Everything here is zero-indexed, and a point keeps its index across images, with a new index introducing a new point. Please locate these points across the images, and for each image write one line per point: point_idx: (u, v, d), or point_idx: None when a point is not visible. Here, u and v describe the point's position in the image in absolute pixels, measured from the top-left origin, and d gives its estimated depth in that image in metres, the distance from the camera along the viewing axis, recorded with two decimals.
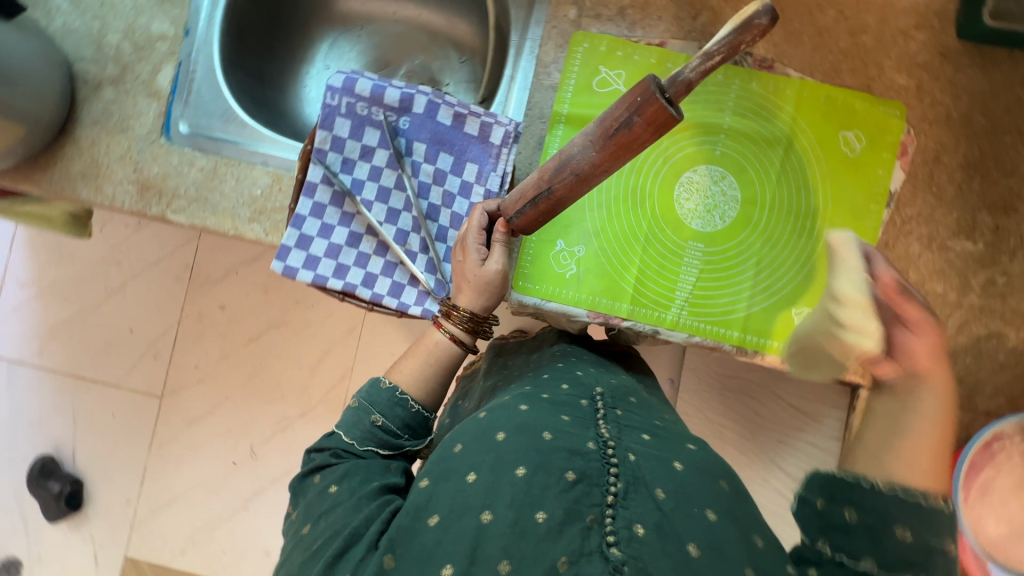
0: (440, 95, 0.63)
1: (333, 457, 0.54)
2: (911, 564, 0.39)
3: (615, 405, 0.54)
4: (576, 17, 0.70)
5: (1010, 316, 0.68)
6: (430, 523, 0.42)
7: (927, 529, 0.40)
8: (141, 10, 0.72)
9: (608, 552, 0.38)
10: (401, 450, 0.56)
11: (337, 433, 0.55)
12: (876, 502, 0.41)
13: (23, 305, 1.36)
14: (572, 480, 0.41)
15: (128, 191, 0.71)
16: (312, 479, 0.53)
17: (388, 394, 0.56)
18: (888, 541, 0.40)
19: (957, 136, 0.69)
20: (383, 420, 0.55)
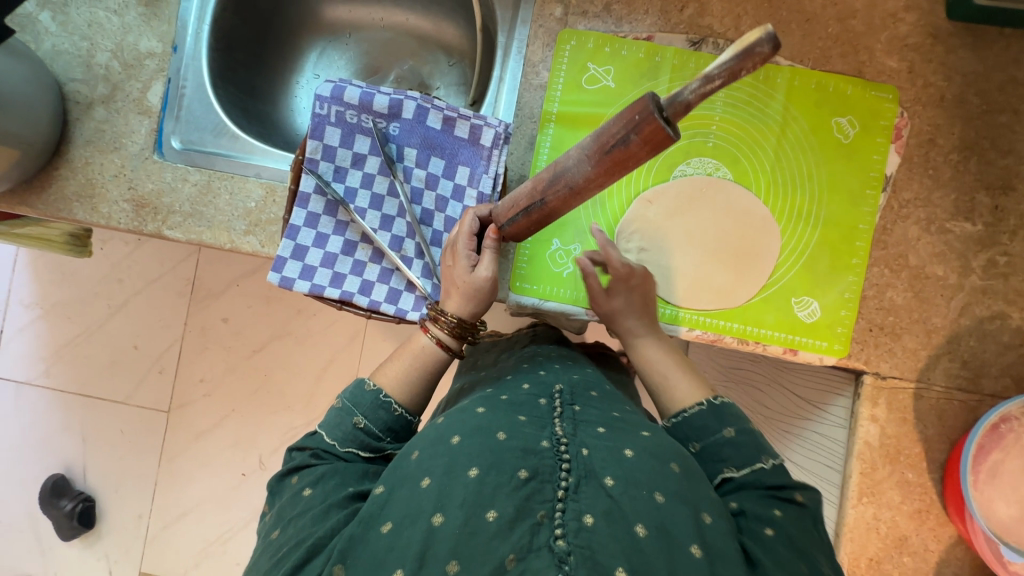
0: (429, 99, 0.63)
1: (310, 461, 0.54)
2: (716, 459, 0.54)
3: (574, 400, 0.54)
4: (562, 15, 0.70)
5: (1013, 296, 0.68)
6: (383, 530, 0.42)
7: (709, 431, 0.56)
8: (128, 28, 0.72)
9: (555, 544, 0.38)
10: (381, 453, 0.56)
11: (319, 432, 0.56)
12: (679, 436, 0.57)
13: (28, 325, 1.37)
14: (524, 478, 0.41)
15: (123, 209, 0.71)
16: (288, 481, 0.53)
17: (372, 396, 0.57)
18: (700, 456, 0.55)
19: (952, 118, 0.68)
20: (365, 421, 0.55)
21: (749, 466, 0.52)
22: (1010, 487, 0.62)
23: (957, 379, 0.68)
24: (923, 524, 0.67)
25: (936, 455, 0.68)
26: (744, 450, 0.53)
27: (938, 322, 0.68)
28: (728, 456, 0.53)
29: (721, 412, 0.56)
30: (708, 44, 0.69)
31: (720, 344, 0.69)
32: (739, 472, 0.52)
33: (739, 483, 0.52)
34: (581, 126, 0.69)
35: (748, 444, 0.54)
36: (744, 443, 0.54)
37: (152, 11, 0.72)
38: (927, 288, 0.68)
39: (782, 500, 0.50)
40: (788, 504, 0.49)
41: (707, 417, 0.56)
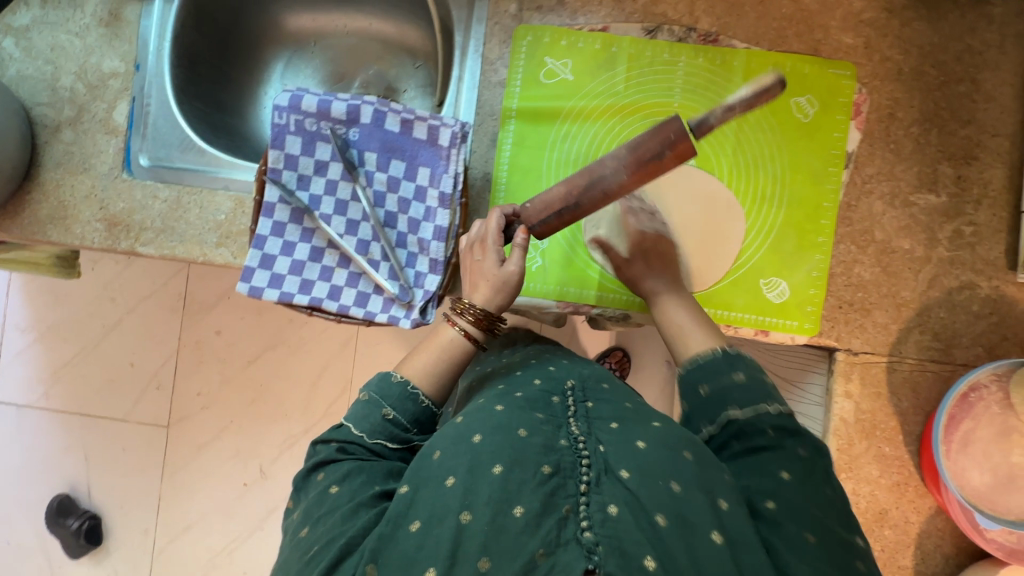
0: (385, 103, 0.64)
1: (336, 456, 0.53)
2: (725, 403, 0.53)
3: (586, 396, 0.54)
4: (517, 11, 0.70)
5: (981, 266, 0.68)
6: (411, 529, 0.42)
7: (720, 375, 0.55)
8: (90, 50, 0.73)
9: (582, 537, 0.39)
10: (410, 444, 0.56)
11: (346, 424, 0.55)
12: (689, 381, 0.56)
13: (25, 349, 1.39)
14: (547, 473, 0.42)
15: (96, 229, 0.72)
16: (314, 477, 0.53)
17: (400, 386, 0.57)
18: (709, 403, 0.54)
19: (911, 91, 0.68)
20: (394, 413, 0.55)
21: (753, 408, 0.52)
22: (982, 455, 0.62)
23: (930, 350, 0.68)
24: (902, 496, 0.68)
25: (912, 427, 0.68)
26: (753, 397, 0.52)
27: (907, 295, 0.68)
28: (734, 401, 0.53)
29: (733, 360, 0.55)
30: (663, 32, 0.69)
31: None
32: (744, 414, 0.52)
33: (741, 428, 0.52)
34: (541, 120, 0.70)
35: (757, 392, 0.53)
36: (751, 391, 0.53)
37: (114, 31, 0.73)
38: (895, 262, 0.68)
39: (788, 460, 0.49)
40: (796, 465, 0.49)
41: (719, 362, 0.55)
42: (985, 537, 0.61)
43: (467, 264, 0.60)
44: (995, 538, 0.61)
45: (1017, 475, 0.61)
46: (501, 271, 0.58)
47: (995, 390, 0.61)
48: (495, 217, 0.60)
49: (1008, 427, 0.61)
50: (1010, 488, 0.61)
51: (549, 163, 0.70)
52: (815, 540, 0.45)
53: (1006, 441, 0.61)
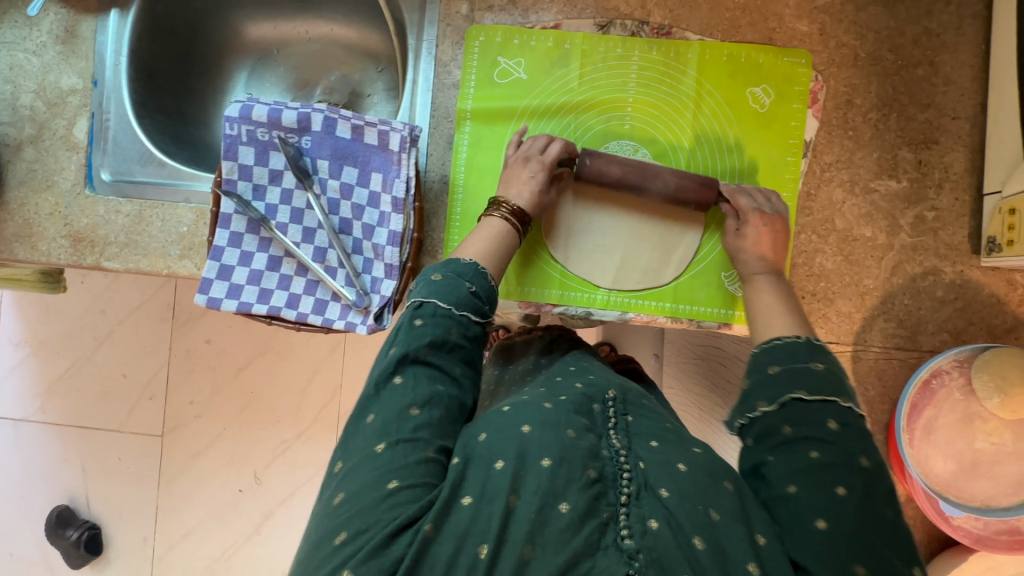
0: (335, 110, 0.64)
1: (421, 355, 0.51)
2: (792, 384, 0.50)
3: (627, 410, 0.53)
4: (468, 12, 0.70)
5: (944, 251, 0.67)
6: (464, 502, 0.42)
7: (797, 358, 0.52)
8: (48, 67, 0.73)
9: (622, 543, 0.41)
10: (485, 324, 0.56)
11: (430, 300, 0.54)
12: (758, 357, 0.54)
13: (20, 364, 1.40)
14: (593, 478, 0.43)
15: (61, 245, 0.72)
16: (389, 383, 0.50)
17: (473, 266, 0.57)
18: (773, 382, 0.51)
19: (868, 77, 0.68)
20: (475, 288, 0.56)
21: (823, 396, 0.49)
22: (945, 442, 0.62)
23: (895, 338, 0.67)
24: None
25: (880, 416, 0.67)
26: (825, 387, 0.50)
27: (870, 283, 0.68)
28: (806, 384, 0.50)
29: (814, 350, 0.53)
30: (615, 27, 0.69)
31: (655, 324, 0.69)
32: (811, 399, 0.49)
33: (806, 411, 0.49)
34: (497, 120, 0.69)
35: (832, 383, 0.50)
36: (823, 381, 0.50)
37: (71, 48, 0.73)
38: (857, 250, 0.68)
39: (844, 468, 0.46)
40: (854, 479, 0.45)
41: (801, 348, 0.53)
42: (952, 525, 0.60)
43: (514, 172, 0.65)
44: (962, 524, 0.60)
45: (980, 461, 0.61)
46: (544, 195, 0.65)
47: (957, 376, 0.61)
48: (560, 146, 0.65)
49: (970, 413, 0.61)
50: (974, 475, 0.61)
51: None
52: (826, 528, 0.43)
53: (968, 427, 0.61)
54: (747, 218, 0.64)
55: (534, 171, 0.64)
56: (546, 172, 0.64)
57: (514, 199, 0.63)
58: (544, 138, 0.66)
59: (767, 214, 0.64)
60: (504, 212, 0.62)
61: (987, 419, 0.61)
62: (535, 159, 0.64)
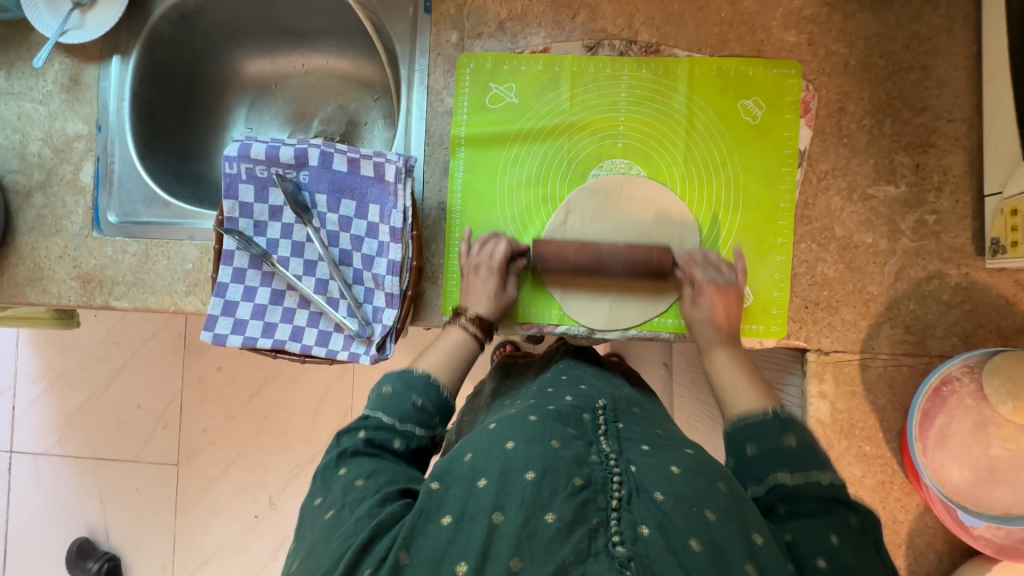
0: (331, 144, 0.65)
1: (361, 449, 0.53)
2: (772, 467, 0.50)
3: (617, 417, 0.54)
4: (458, 40, 0.71)
5: (948, 254, 0.66)
6: (443, 521, 0.42)
7: (770, 437, 0.52)
8: (55, 115, 0.75)
9: (614, 550, 0.39)
10: (432, 435, 0.57)
11: (374, 413, 0.56)
12: (736, 438, 0.54)
13: (38, 398, 1.42)
14: (579, 485, 0.43)
15: (71, 286, 0.73)
16: (337, 473, 0.52)
17: (424, 378, 0.59)
18: (755, 466, 0.51)
19: (860, 84, 0.68)
20: (422, 401, 0.57)
21: (804, 475, 0.49)
22: (960, 450, 0.61)
23: (903, 344, 0.67)
24: (887, 496, 0.66)
25: (892, 424, 0.66)
26: (806, 462, 0.50)
27: (874, 290, 0.67)
28: (785, 462, 0.50)
29: (785, 422, 0.53)
30: (604, 48, 0.70)
31: (659, 340, 0.69)
32: (794, 479, 0.49)
33: (792, 491, 0.49)
34: (491, 145, 0.70)
35: (810, 458, 0.50)
36: (802, 459, 0.50)
37: (75, 96, 0.76)
38: (858, 257, 0.67)
39: (843, 529, 0.46)
40: (846, 531, 0.46)
41: (770, 424, 0.53)
42: (973, 534, 0.59)
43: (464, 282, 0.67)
44: (982, 534, 0.59)
45: (999, 468, 0.59)
46: (502, 295, 0.66)
47: (968, 381, 0.60)
48: (505, 246, 0.67)
49: (984, 419, 0.60)
50: (992, 483, 0.59)
51: (501, 186, 0.70)
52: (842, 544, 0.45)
53: (983, 434, 0.60)
54: (700, 290, 0.64)
55: (486, 277, 0.66)
56: (498, 276, 0.66)
57: (474, 306, 0.65)
58: (491, 240, 0.68)
59: (720, 287, 0.64)
60: (465, 322, 0.64)
61: (1002, 425, 0.59)
62: (485, 265, 0.66)
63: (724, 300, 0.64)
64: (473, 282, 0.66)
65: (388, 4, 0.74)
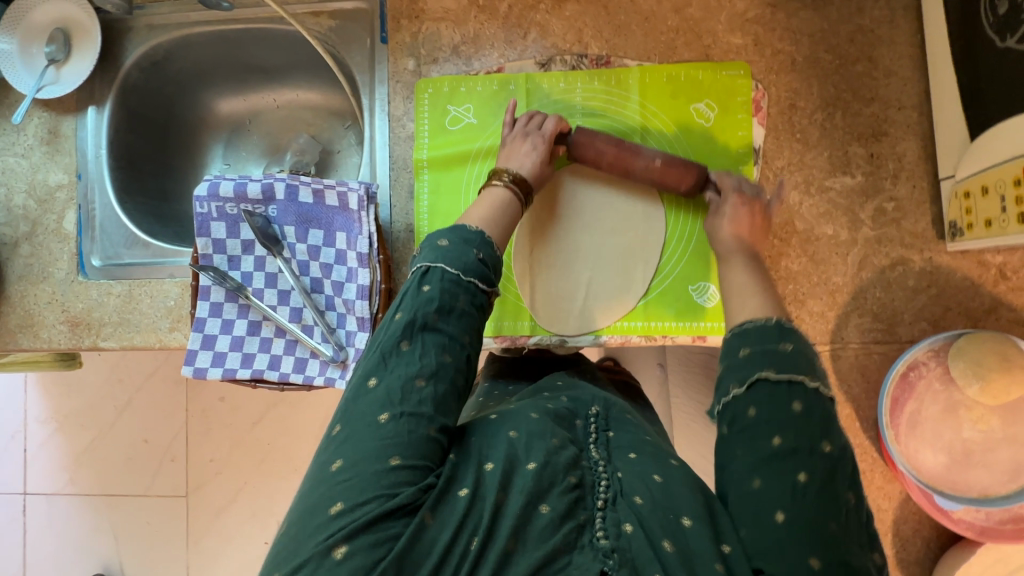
0: (296, 178, 0.67)
1: (429, 322, 0.49)
2: (762, 364, 0.48)
3: (609, 425, 0.53)
4: (416, 66, 0.73)
5: (910, 240, 0.67)
6: (460, 493, 0.42)
7: (766, 340, 0.49)
8: (37, 167, 0.78)
9: (597, 543, 0.41)
10: (490, 292, 0.54)
11: (438, 265, 0.52)
12: (734, 341, 0.51)
13: (48, 440, 1.45)
14: (573, 482, 0.44)
15: (61, 330, 0.75)
16: (398, 349, 0.48)
17: (480, 234, 0.55)
18: (746, 365, 0.49)
19: (808, 80, 0.69)
20: (483, 256, 0.54)
21: (791, 376, 0.47)
22: (933, 436, 0.61)
23: (872, 332, 0.67)
24: (870, 484, 0.66)
25: (868, 413, 0.67)
26: (796, 365, 0.48)
27: (839, 280, 0.68)
28: (775, 364, 0.48)
29: (785, 331, 0.50)
30: (556, 63, 0.72)
31: (630, 344, 0.70)
32: (780, 375, 0.47)
33: (774, 391, 0.47)
34: (453, 165, 0.72)
35: (802, 364, 0.48)
36: (796, 364, 0.48)
37: (54, 147, 0.79)
38: (820, 249, 0.68)
39: (807, 459, 0.44)
40: (815, 464, 0.44)
41: (770, 330, 0.50)
42: (952, 517, 0.59)
43: (506, 147, 0.67)
44: (962, 518, 0.58)
45: (972, 451, 0.60)
46: (544, 165, 0.67)
47: (935, 365, 0.61)
48: (556, 120, 0.67)
49: (953, 402, 0.61)
50: (967, 465, 0.60)
51: (466, 204, 0.72)
52: (806, 478, 0.44)
53: (953, 417, 0.61)
54: (727, 198, 0.65)
55: (534, 144, 0.66)
56: (544, 145, 0.66)
57: (515, 167, 0.65)
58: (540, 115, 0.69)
59: (745, 196, 0.65)
60: (504, 180, 0.64)
61: (972, 407, 0.60)
62: (535, 134, 0.67)
63: (749, 209, 0.64)
64: (516, 147, 0.67)
65: (347, 37, 0.77)
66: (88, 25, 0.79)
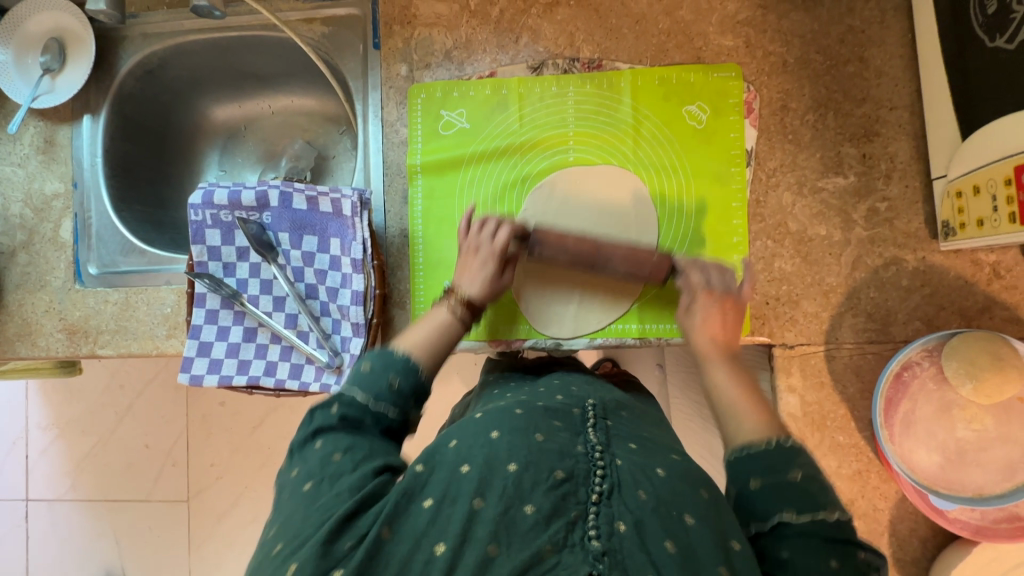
0: (289, 184, 0.67)
1: (336, 426, 0.50)
2: (774, 503, 0.46)
3: (607, 415, 0.53)
4: (408, 72, 0.74)
5: (903, 239, 0.67)
6: (424, 504, 0.42)
7: (774, 470, 0.47)
8: (33, 176, 0.79)
9: (589, 543, 0.40)
10: (405, 418, 0.54)
11: (347, 389, 0.52)
12: (739, 469, 0.49)
13: (50, 446, 1.46)
14: (560, 478, 0.43)
15: (58, 338, 0.76)
16: (311, 444, 0.49)
17: (404, 358, 0.55)
18: (757, 497, 0.47)
19: (800, 81, 0.69)
20: (397, 382, 0.53)
21: (811, 514, 0.45)
22: (927, 435, 0.61)
23: (866, 332, 0.67)
24: (866, 484, 0.66)
25: (863, 413, 0.67)
26: (811, 500, 0.46)
27: (833, 281, 0.68)
28: (789, 501, 0.46)
29: (791, 454, 0.48)
30: (548, 67, 0.72)
31: (625, 346, 0.71)
32: (799, 518, 0.45)
33: (796, 535, 0.45)
34: (447, 170, 0.72)
35: (816, 494, 0.46)
36: (810, 494, 0.46)
37: (50, 156, 0.79)
38: (814, 250, 0.68)
39: (839, 553, 0.44)
40: (847, 561, 0.44)
41: (775, 456, 0.48)
42: (949, 518, 0.59)
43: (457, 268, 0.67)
44: (958, 517, 0.59)
45: (966, 450, 0.60)
46: (496, 281, 0.66)
47: (928, 366, 0.61)
48: (508, 231, 0.67)
49: (947, 401, 0.61)
50: (963, 465, 0.60)
51: (461, 209, 0.72)
52: (839, 565, 0.44)
53: (947, 416, 0.61)
54: (695, 295, 0.64)
55: (485, 261, 0.66)
56: (496, 261, 0.66)
57: (464, 288, 0.65)
58: (493, 221, 0.68)
59: (714, 294, 0.64)
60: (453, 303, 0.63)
61: (966, 407, 0.60)
62: (485, 249, 0.66)
63: (718, 307, 0.63)
64: (467, 263, 0.66)
65: (340, 44, 0.78)
66: (82, 35, 0.79)
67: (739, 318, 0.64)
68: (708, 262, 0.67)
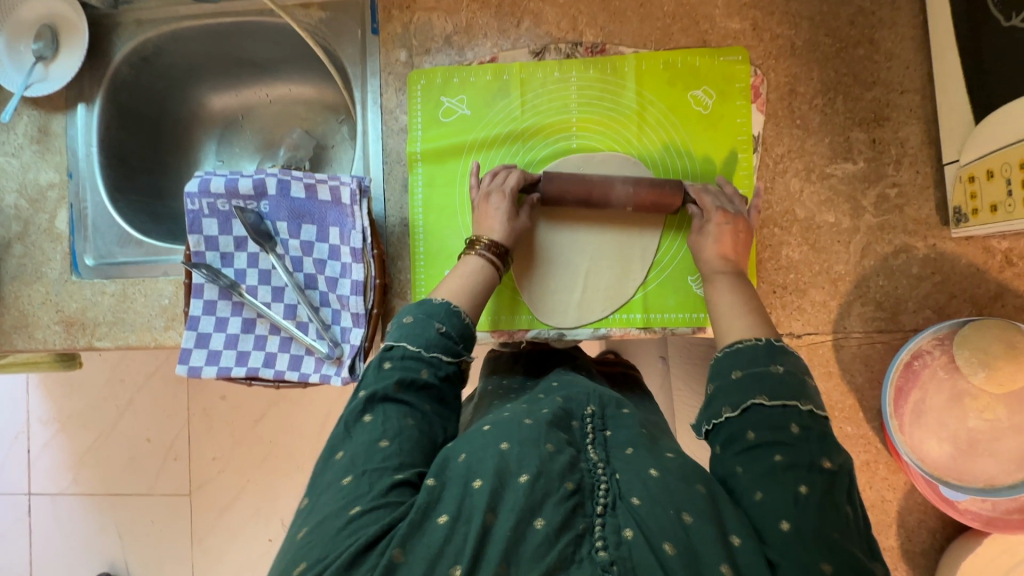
0: (287, 172, 0.66)
1: (391, 394, 0.52)
2: (752, 389, 0.50)
3: (606, 424, 0.51)
4: (408, 57, 0.72)
5: (914, 226, 0.66)
6: (440, 520, 0.41)
7: (757, 362, 0.53)
8: (28, 166, 0.77)
9: (596, 556, 0.39)
10: (459, 361, 0.58)
11: (399, 343, 0.56)
12: (724, 363, 0.54)
13: (51, 440, 1.45)
14: (569, 490, 0.42)
15: (56, 331, 0.75)
16: (360, 422, 0.51)
17: (445, 305, 0.59)
18: (737, 387, 0.52)
19: (808, 64, 0.67)
20: (445, 327, 0.58)
21: (782, 401, 0.49)
22: (937, 425, 0.60)
23: (875, 321, 0.66)
24: (874, 475, 0.66)
25: (871, 403, 0.66)
26: (786, 390, 0.50)
27: (841, 269, 0.66)
28: (766, 386, 0.50)
29: (774, 352, 0.53)
30: (550, 52, 0.70)
31: (629, 337, 0.69)
32: (771, 402, 0.49)
33: (767, 414, 0.49)
34: (447, 158, 0.71)
35: (792, 386, 0.50)
36: (786, 387, 0.50)
37: (45, 146, 0.78)
38: (822, 237, 0.67)
39: (806, 473, 0.45)
40: (814, 479, 0.45)
41: (760, 351, 0.53)
42: (958, 508, 0.58)
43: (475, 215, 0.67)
44: (968, 508, 0.58)
45: (977, 440, 0.59)
46: (515, 223, 0.66)
47: (938, 355, 0.60)
48: (518, 176, 0.67)
49: (958, 390, 0.60)
50: (973, 455, 0.59)
51: (462, 196, 0.71)
52: (807, 490, 0.44)
53: (958, 407, 0.60)
54: (710, 217, 0.64)
55: (499, 203, 0.66)
56: (510, 200, 0.66)
57: (486, 234, 0.65)
58: (502, 170, 0.68)
59: (729, 213, 0.63)
60: (481, 250, 0.64)
61: (977, 396, 0.59)
62: (497, 192, 0.66)
63: (734, 228, 0.63)
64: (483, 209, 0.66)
65: (338, 29, 0.76)
66: (76, 22, 0.78)
67: (749, 239, 0.64)
68: (721, 189, 0.66)
